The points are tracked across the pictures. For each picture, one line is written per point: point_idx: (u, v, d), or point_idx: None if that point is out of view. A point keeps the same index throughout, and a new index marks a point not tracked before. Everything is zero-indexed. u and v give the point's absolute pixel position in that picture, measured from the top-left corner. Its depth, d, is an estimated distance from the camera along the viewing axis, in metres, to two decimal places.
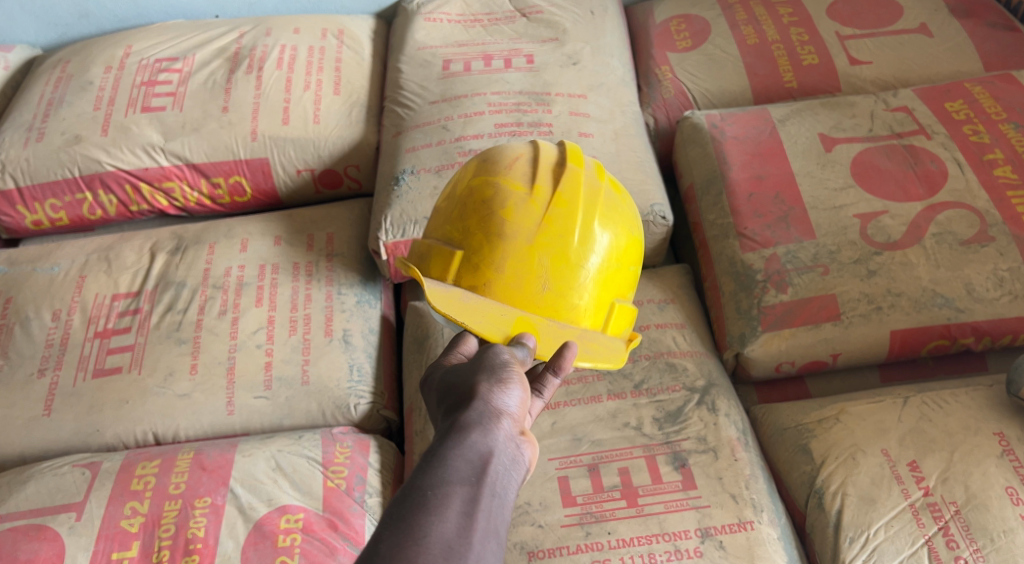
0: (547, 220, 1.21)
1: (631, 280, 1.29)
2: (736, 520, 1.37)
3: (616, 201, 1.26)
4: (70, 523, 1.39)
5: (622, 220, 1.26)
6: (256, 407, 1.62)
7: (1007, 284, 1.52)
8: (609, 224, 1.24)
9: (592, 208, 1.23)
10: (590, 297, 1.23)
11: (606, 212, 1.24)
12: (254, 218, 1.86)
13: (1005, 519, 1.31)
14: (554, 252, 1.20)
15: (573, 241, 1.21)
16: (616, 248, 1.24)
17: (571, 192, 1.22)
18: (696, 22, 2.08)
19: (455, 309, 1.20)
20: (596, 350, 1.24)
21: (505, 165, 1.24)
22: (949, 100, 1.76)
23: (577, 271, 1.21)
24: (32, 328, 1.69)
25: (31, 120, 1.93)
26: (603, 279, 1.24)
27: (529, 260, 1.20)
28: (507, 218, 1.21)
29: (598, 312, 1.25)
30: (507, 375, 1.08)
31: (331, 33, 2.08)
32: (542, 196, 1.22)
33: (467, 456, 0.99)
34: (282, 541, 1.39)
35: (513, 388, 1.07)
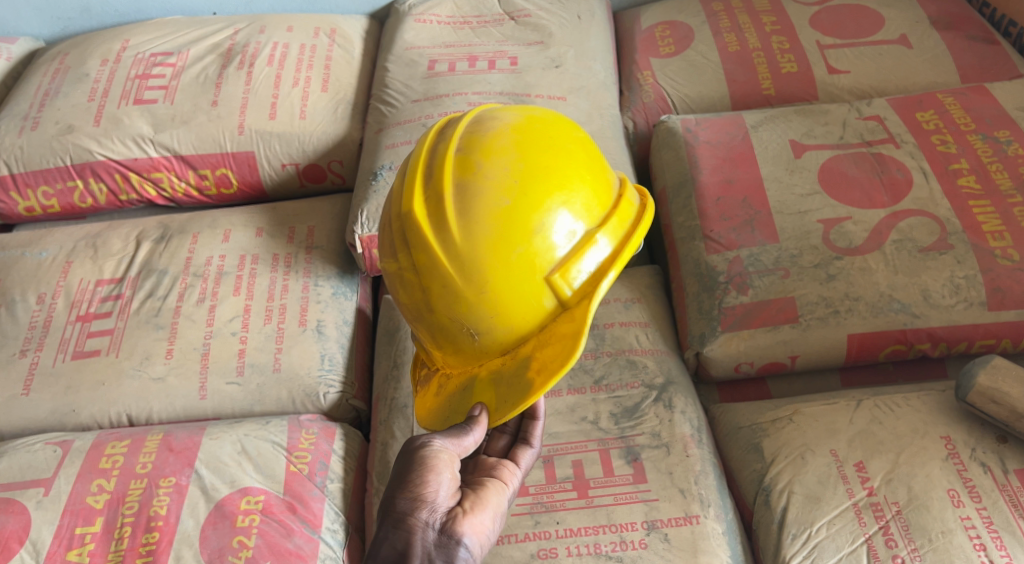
0: (428, 280, 1.16)
1: (558, 241, 1.14)
2: (683, 514, 1.41)
3: (469, 198, 1.14)
4: (38, 498, 1.46)
5: (485, 211, 1.13)
6: (228, 392, 1.67)
7: (963, 291, 1.55)
8: (479, 233, 1.13)
9: (450, 234, 1.14)
10: (520, 312, 1.15)
11: (470, 228, 1.14)
12: (238, 210, 1.92)
13: (944, 520, 1.36)
14: (451, 302, 1.15)
15: (459, 281, 1.14)
16: (508, 251, 1.13)
17: (426, 244, 1.15)
18: (681, 27, 2.08)
19: (433, 407, 1.26)
20: (554, 355, 1.14)
21: (380, 248, 1.23)
22: (921, 111, 1.78)
23: (485, 309, 1.15)
24: (17, 310, 1.76)
25: (27, 109, 2.00)
26: (518, 287, 1.14)
27: (443, 327, 1.17)
28: (405, 303, 1.20)
29: (540, 310, 1.15)
30: (420, 474, 1.19)
31: (323, 31, 2.12)
32: (409, 261, 1.17)
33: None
34: (241, 522, 1.44)
35: (425, 484, 1.18)
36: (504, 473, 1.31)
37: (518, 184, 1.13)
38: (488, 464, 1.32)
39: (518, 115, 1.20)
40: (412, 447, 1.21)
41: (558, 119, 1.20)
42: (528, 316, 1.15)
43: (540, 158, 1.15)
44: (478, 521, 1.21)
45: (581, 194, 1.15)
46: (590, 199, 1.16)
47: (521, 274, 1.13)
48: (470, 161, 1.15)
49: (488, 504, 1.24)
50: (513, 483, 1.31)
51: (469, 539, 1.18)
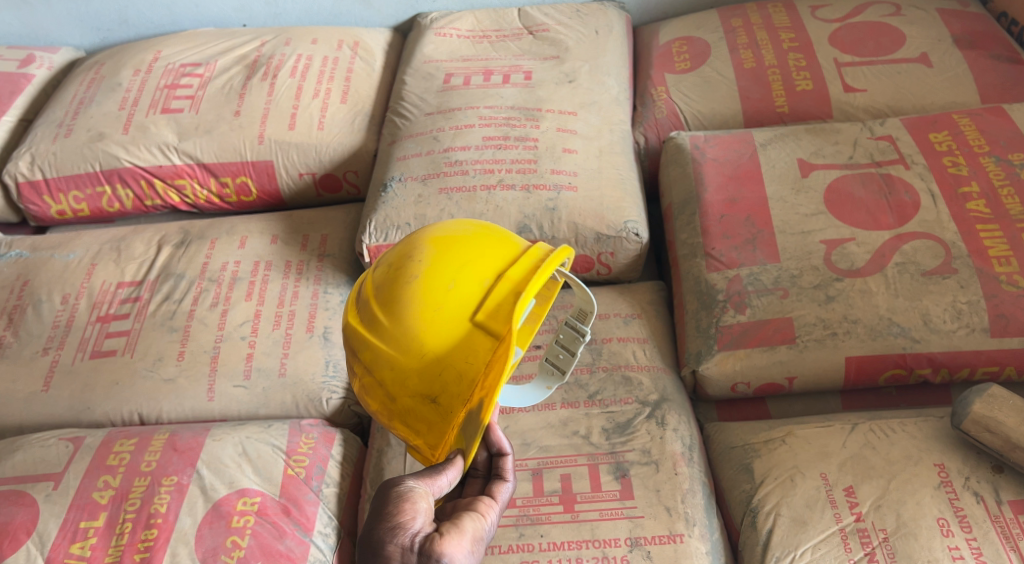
0: (378, 369, 1.27)
1: (475, 293, 1.25)
2: (667, 532, 1.42)
3: (385, 296, 1.28)
4: (47, 491, 1.53)
5: (399, 289, 1.27)
6: (235, 395, 1.72)
7: (965, 316, 1.53)
8: (408, 310, 1.25)
9: (383, 327, 1.27)
10: (459, 359, 1.23)
11: (400, 306, 1.26)
12: (256, 217, 1.97)
13: (931, 549, 1.35)
14: (402, 380, 1.26)
15: (401, 355, 1.25)
16: (433, 311, 1.24)
17: (367, 342, 1.28)
18: (697, 44, 2.07)
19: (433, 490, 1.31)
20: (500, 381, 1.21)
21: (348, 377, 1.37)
22: (935, 131, 1.75)
23: (431, 366, 1.24)
24: (42, 309, 1.84)
25: (62, 116, 2.08)
26: (451, 342, 1.24)
27: (406, 406, 1.27)
28: (375, 407, 1.31)
29: (478, 351, 1.23)
30: (394, 509, 1.23)
31: (346, 44, 2.17)
32: (363, 368, 1.30)
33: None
34: (236, 522, 1.50)
35: (402, 515, 1.23)
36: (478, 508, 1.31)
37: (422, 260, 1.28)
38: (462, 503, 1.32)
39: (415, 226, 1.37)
40: (388, 484, 1.25)
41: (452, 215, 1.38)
42: (469, 360, 1.23)
43: (441, 239, 1.29)
44: (456, 544, 1.22)
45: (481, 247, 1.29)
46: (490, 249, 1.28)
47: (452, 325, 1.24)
48: (381, 270, 1.32)
49: (466, 530, 1.25)
50: (491, 514, 1.31)
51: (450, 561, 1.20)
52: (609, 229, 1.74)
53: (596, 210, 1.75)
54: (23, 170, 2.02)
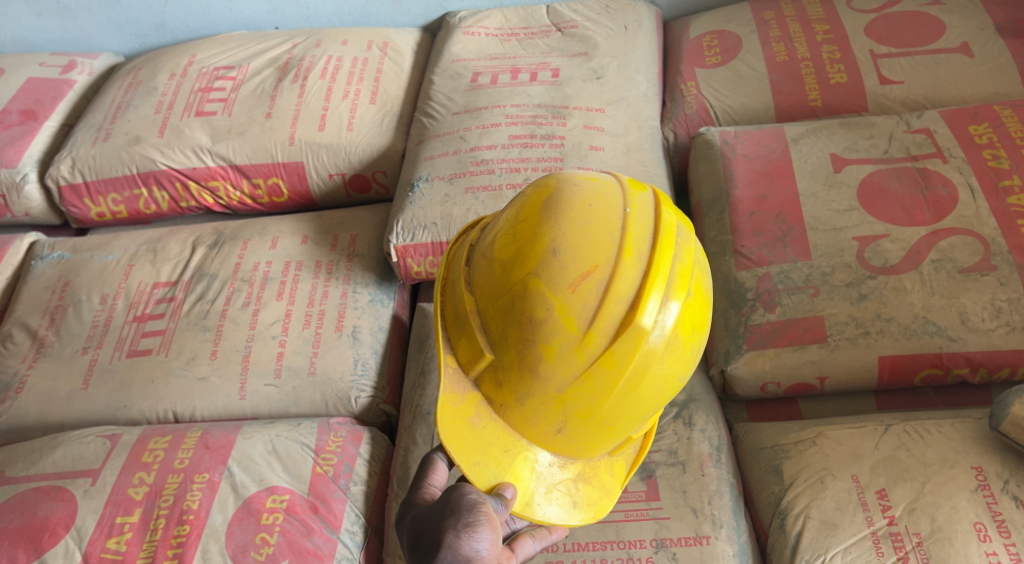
0: (588, 369, 1.17)
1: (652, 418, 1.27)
2: (693, 534, 1.41)
3: (674, 346, 1.19)
4: (85, 487, 1.57)
5: (674, 365, 1.20)
6: (266, 394, 1.74)
7: (1004, 315, 1.49)
8: (657, 379, 1.19)
9: (645, 363, 1.17)
10: (600, 445, 1.25)
11: (664, 374, 1.19)
12: (287, 218, 1.98)
13: (967, 555, 1.32)
14: (581, 407, 1.20)
15: (613, 399, 1.19)
16: (646, 407, 1.21)
17: (624, 352, 1.16)
18: (728, 38, 2.03)
19: (458, 431, 1.22)
20: (586, 499, 1.27)
21: (569, 283, 1.15)
22: (974, 123, 1.69)
23: (599, 426, 1.21)
24: (82, 309, 1.87)
25: (101, 120, 2.12)
26: (620, 430, 1.23)
27: (553, 409, 1.20)
28: (547, 359, 1.17)
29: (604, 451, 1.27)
30: (469, 520, 1.17)
31: (375, 45, 2.18)
32: (591, 344, 1.16)
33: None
34: (265, 519, 1.52)
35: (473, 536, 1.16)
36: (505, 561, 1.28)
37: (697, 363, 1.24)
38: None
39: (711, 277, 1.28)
40: (461, 494, 1.19)
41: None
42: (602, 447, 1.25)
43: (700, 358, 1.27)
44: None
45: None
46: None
47: (635, 424, 1.24)
48: (696, 320, 1.20)
49: None
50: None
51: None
52: None
53: None
54: (64, 174, 2.07)
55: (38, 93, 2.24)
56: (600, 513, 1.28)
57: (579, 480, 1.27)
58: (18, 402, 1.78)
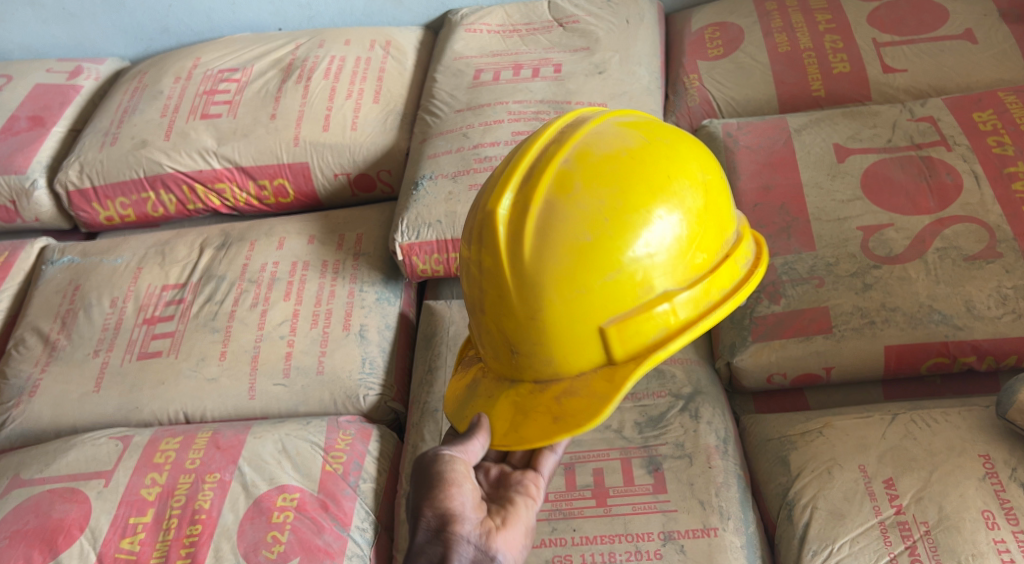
0: (487, 270, 1.18)
1: (625, 298, 1.15)
2: (701, 526, 1.41)
3: (559, 213, 1.14)
4: (98, 489, 1.58)
5: (569, 228, 1.14)
6: (276, 393, 1.75)
7: (1010, 302, 1.49)
8: (548, 247, 1.14)
9: (520, 241, 1.15)
10: (566, 348, 1.17)
11: (558, 243, 1.14)
12: (294, 218, 1.99)
13: (976, 542, 1.31)
14: (501, 313, 1.18)
15: (517, 288, 1.16)
16: (564, 283, 1.14)
17: (492, 241, 1.16)
18: (731, 29, 2.03)
19: (454, 397, 1.30)
20: (572, 410, 1.17)
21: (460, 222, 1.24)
22: (978, 110, 1.68)
23: (529, 325, 1.17)
24: (93, 313, 1.89)
25: (108, 125, 2.14)
26: (560, 320, 1.15)
27: (491, 331, 1.21)
28: (465, 289, 1.23)
29: (584, 357, 1.17)
30: (440, 483, 1.21)
31: (378, 44, 2.18)
32: (474, 252, 1.19)
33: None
34: (276, 518, 1.53)
35: (448, 496, 1.20)
36: (528, 487, 1.28)
37: (614, 217, 1.14)
38: (512, 478, 1.29)
39: (640, 136, 1.19)
40: (427, 461, 1.23)
41: (672, 140, 1.20)
42: (571, 350, 1.17)
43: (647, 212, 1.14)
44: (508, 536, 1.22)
45: (677, 250, 1.16)
46: (674, 257, 1.16)
47: (576, 308, 1.15)
48: (571, 178, 1.15)
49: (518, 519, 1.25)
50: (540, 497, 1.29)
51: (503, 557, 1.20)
52: None
53: None
54: (73, 179, 2.09)
55: (46, 100, 2.26)
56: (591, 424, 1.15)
57: (565, 395, 1.18)
58: (32, 406, 1.80)
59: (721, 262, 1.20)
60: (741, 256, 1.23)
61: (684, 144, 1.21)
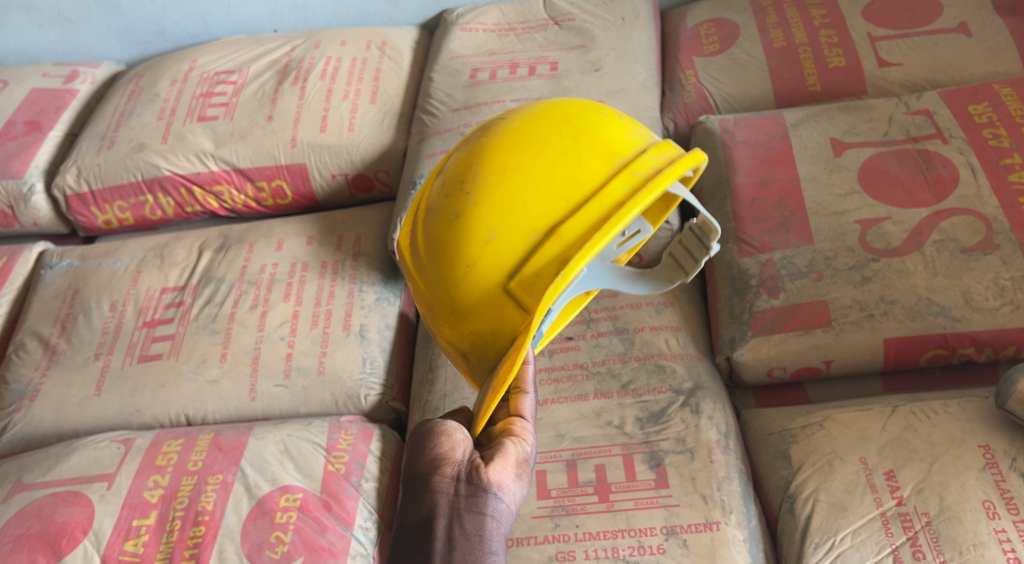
0: (418, 293, 1.31)
1: (517, 244, 1.19)
2: (703, 520, 1.42)
3: (439, 208, 1.26)
4: (101, 492, 1.59)
5: (448, 215, 1.24)
6: (277, 394, 1.76)
7: (1008, 293, 1.49)
8: (440, 237, 1.24)
9: (421, 251, 1.28)
10: (484, 316, 1.21)
11: (444, 231, 1.24)
12: (292, 219, 1.99)
13: (977, 532, 1.32)
14: (433, 315, 1.28)
15: (430, 288, 1.27)
16: (456, 260, 1.22)
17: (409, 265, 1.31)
18: (726, 26, 2.03)
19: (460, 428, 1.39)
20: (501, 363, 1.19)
21: None
22: (974, 103, 1.69)
23: (447, 312, 1.24)
24: (92, 316, 1.89)
25: (105, 129, 2.14)
26: (464, 291, 1.22)
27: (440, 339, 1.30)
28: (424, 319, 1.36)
29: (507, 314, 1.20)
30: (431, 438, 1.27)
31: (374, 44, 2.19)
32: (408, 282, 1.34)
33: (410, 539, 1.23)
34: (279, 518, 1.53)
35: (439, 448, 1.27)
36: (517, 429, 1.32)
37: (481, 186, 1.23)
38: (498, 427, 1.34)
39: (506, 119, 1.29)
40: (422, 423, 1.30)
41: (540, 107, 1.28)
42: (493, 314, 1.21)
43: (516, 164, 1.22)
44: (501, 473, 1.27)
45: (554, 191, 1.20)
46: (551, 198, 1.19)
47: (473, 277, 1.21)
48: (448, 177, 1.27)
49: (511, 456, 1.28)
50: (529, 436, 1.32)
51: (498, 491, 1.26)
52: None
53: None
54: (70, 183, 2.09)
55: (42, 104, 2.26)
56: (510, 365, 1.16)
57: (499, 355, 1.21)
58: (33, 410, 1.80)
59: (612, 179, 1.20)
60: (643, 169, 1.20)
61: (555, 108, 1.27)
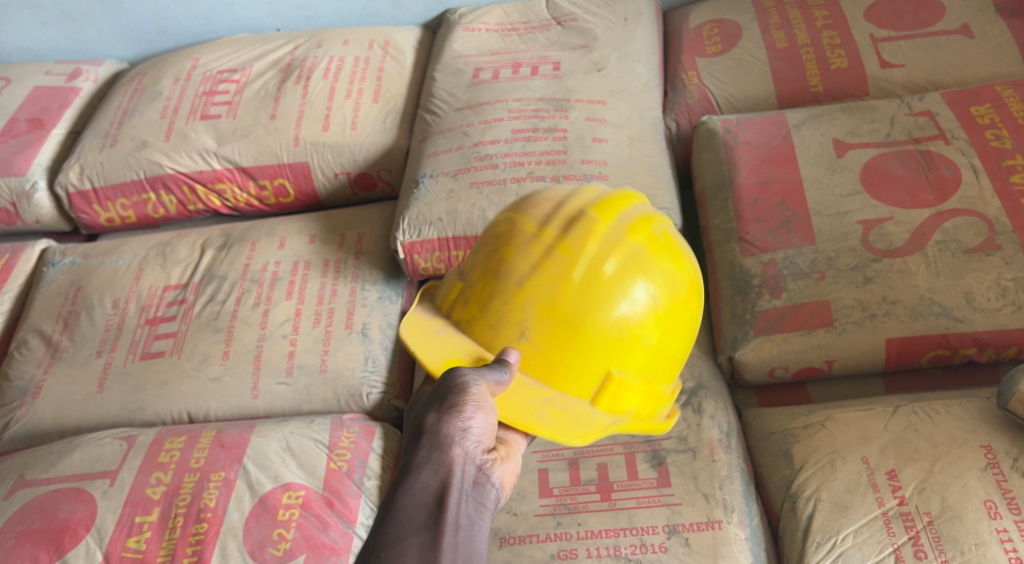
0: (542, 267, 1.24)
1: (638, 358, 1.25)
2: (705, 519, 1.42)
3: (643, 262, 1.25)
4: (104, 488, 1.59)
5: (639, 281, 1.24)
6: (279, 392, 1.76)
7: (1010, 294, 1.50)
8: (619, 282, 1.23)
9: (602, 260, 1.23)
10: (575, 367, 1.24)
11: (616, 268, 1.23)
12: (294, 218, 2.00)
13: (978, 532, 1.32)
14: (540, 301, 1.23)
15: (551, 272, 1.24)
16: (610, 309, 1.22)
17: (579, 240, 1.25)
18: (728, 26, 2.03)
19: (421, 337, 1.31)
20: (552, 417, 1.24)
21: (532, 208, 1.30)
22: (976, 104, 1.69)
23: (525, 293, 1.24)
24: (95, 314, 1.89)
25: (108, 127, 2.14)
26: (587, 335, 1.23)
27: (512, 310, 1.25)
28: (507, 256, 1.27)
29: (579, 384, 1.25)
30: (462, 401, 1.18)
31: (377, 44, 2.19)
32: (550, 242, 1.26)
33: (418, 501, 1.12)
34: (282, 515, 1.53)
35: (468, 418, 1.18)
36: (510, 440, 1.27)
37: (645, 275, 1.24)
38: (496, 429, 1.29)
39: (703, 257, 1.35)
40: (451, 378, 1.20)
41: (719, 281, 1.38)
42: (576, 374, 1.24)
43: (690, 314, 1.29)
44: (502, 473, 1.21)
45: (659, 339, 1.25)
46: (675, 362, 1.30)
47: (580, 324, 1.22)
48: (661, 246, 1.27)
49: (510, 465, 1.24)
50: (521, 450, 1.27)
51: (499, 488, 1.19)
52: None
53: None
54: (73, 181, 2.09)
55: (45, 102, 2.27)
56: (560, 439, 1.22)
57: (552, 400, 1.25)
58: (35, 407, 1.81)
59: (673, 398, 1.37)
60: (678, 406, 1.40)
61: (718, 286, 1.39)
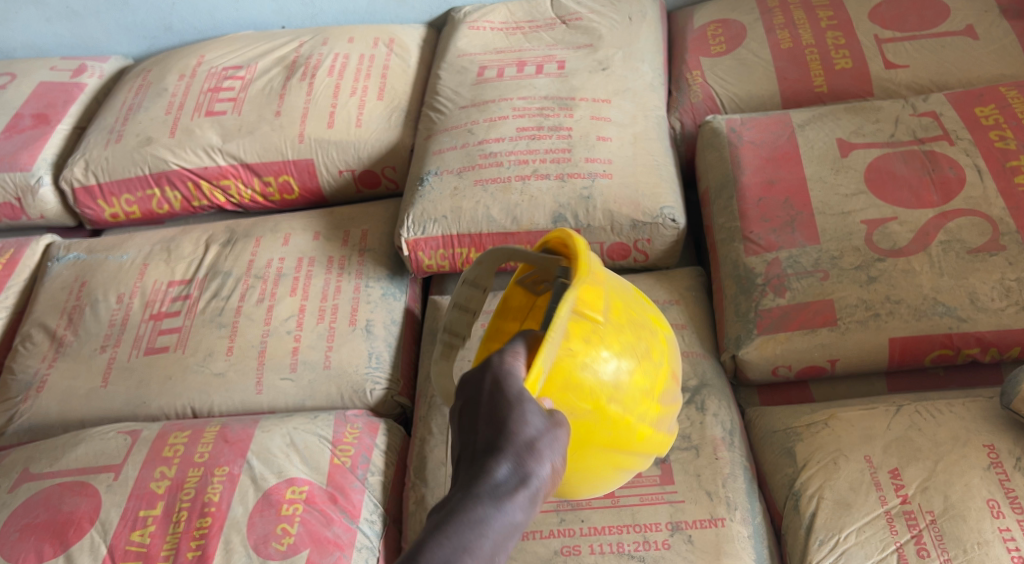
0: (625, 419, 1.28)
1: None
2: (708, 516, 1.43)
3: (624, 471, 1.37)
4: (108, 482, 1.59)
5: (609, 474, 1.34)
6: (283, 388, 1.76)
7: (1014, 294, 1.50)
8: (611, 464, 1.32)
9: (632, 448, 1.32)
10: None
11: (619, 458, 1.32)
12: (298, 215, 2.00)
13: (981, 531, 1.32)
14: (596, 419, 1.25)
15: (621, 426, 1.28)
16: (587, 463, 1.29)
17: (650, 432, 1.33)
18: (733, 26, 2.04)
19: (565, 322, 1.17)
20: None
21: (666, 373, 1.36)
22: (980, 105, 1.69)
23: (612, 395, 1.25)
24: (100, 309, 1.89)
25: (113, 122, 2.14)
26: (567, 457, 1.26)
27: (586, 400, 1.23)
28: (636, 380, 1.28)
29: None
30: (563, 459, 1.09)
31: (381, 42, 2.19)
32: (647, 411, 1.31)
33: (502, 540, 1.01)
34: (286, 510, 1.54)
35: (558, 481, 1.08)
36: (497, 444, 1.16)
37: (629, 461, 1.35)
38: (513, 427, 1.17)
39: None
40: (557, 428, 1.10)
41: None
42: None
43: None
44: None
45: (575, 487, 1.33)
46: None
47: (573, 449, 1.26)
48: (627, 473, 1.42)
49: None
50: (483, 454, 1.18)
51: None
52: (644, 215, 1.73)
53: (631, 196, 1.74)
54: (78, 176, 2.09)
55: (50, 98, 2.27)
56: None
57: None
58: (39, 401, 1.81)
59: None
60: None
61: None
